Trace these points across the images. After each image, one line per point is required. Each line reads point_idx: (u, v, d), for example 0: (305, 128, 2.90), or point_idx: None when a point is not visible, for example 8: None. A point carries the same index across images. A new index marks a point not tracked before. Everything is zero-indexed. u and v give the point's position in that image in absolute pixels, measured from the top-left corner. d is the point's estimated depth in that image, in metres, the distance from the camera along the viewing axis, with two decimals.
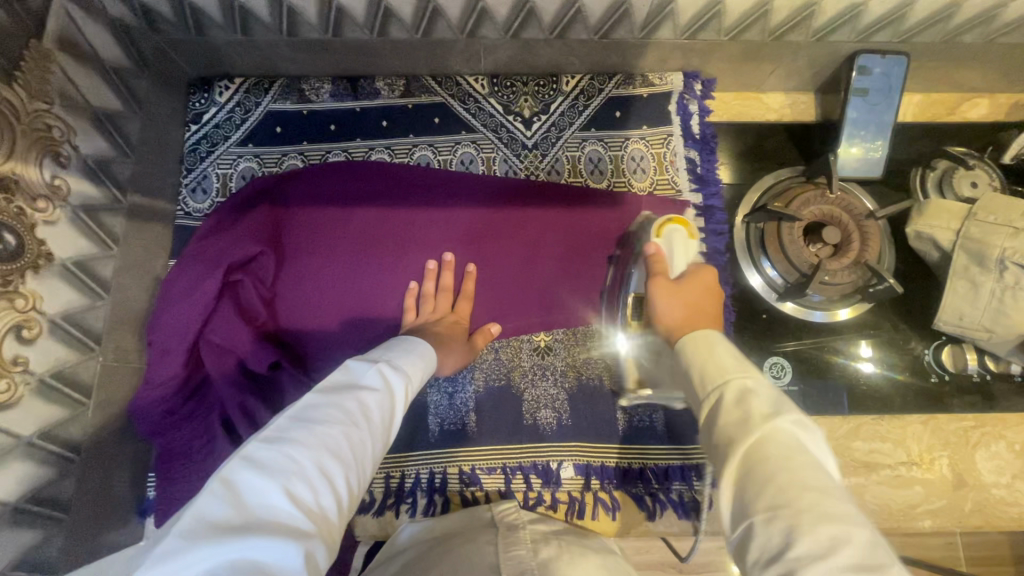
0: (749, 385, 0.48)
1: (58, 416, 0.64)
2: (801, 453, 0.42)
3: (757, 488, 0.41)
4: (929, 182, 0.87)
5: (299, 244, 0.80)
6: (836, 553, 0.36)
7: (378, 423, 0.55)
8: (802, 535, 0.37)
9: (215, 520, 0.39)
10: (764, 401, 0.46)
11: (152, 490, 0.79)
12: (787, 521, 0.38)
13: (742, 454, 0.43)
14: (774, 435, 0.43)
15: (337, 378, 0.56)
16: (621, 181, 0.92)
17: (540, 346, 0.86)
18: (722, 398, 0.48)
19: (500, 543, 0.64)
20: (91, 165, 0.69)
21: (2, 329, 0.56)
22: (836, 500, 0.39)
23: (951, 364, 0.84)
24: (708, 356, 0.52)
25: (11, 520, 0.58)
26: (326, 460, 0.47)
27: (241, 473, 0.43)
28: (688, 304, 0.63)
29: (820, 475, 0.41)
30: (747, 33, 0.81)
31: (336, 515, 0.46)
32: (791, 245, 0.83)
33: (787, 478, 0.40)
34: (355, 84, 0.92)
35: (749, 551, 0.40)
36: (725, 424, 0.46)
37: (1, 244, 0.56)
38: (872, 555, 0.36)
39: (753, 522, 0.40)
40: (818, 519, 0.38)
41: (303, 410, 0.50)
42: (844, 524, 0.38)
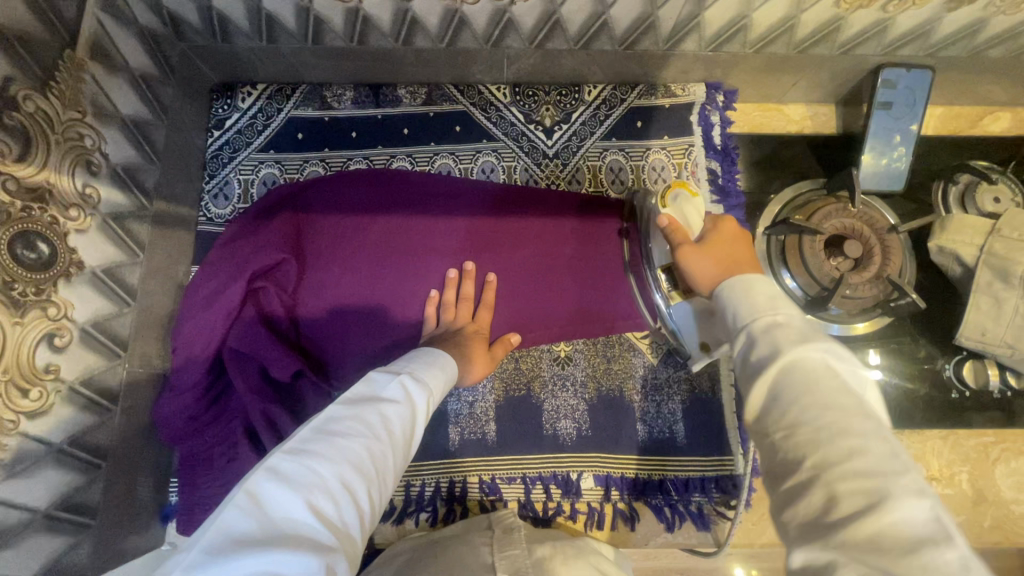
0: (779, 319, 0.43)
1: (87, 423, 0.64)
2: (829, 377, 0.38)
3: (779, 405, 0.38)
4: (951, 197, 0.87)
5: (321, 251, 0.81)
6: (848, 463, 0.33)
7: (399, 435, 0.53)
8: (815, 451, 0.35)
9: (239, 534, 0.38)
10: (795, 333, 0.41)
11: (174, 495, 0.80)
12: (807, 436, 0.36)
13: (771, 380, 0.39)
14: (802, 358, 0.39)
15: (358, 390, 0.56)
16: (642, 191, 0.92)
17: (560, 356, 0.86)
18: (750, 331, 0.43)
19: (493, 545, 0.63)
20: (120, 172, 0.70)
21: (36, 338, 0.56)
22: (858, 418, 0.36)
23: (972, 380, 0.84)
24: (740, 297, 0.47)
25: (42, 527, 0.59)
26: (349, 472, 0.45)
27: (265, 486, 0.41)
28: (720, 258, 0.54)
29: (848, 397, 0.37)
30: (772, 45, 0.81)
31: (359, 532, 0.44)
32: (812, 258, 0.83)
33: (811, 398, 0.37)
34: (377, 91, 0.93)
35: (770, 467, 0.38)
36: (756, 352, 0.42)
37: (36, 254, 0.56)
38: (891, 464, 0.33)
39: (772, 439, 0.38)
40: (835, 432, 0.35)
41: (325, 422, 0.49)
42: (862, 437, 0.34)
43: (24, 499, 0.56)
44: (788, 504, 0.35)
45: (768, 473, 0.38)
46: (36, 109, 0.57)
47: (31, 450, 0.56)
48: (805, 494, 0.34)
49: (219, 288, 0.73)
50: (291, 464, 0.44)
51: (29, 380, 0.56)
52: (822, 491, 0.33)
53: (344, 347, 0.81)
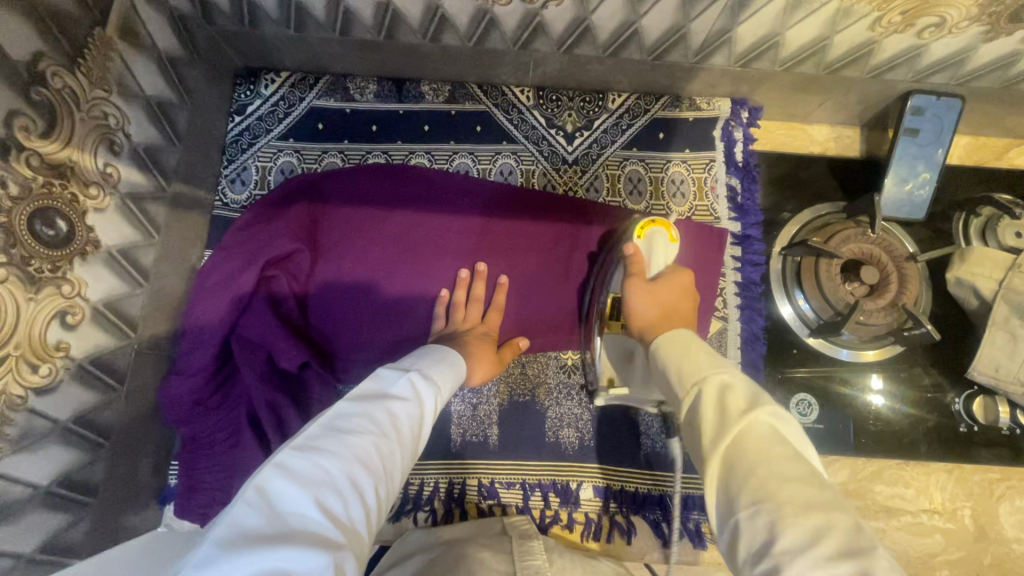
0: (725, 382, 0.47)
1: (94, 402, 0.64)
2: (779, 443, 0.40)
3: (741, 480, 0.39)
4: (971, 230, 0.87)
5: (334, 243, 0.82)
6: (819, 543, 0.34)
7: (407, 433, 0.53)
8: (785, 527, 0.35)
9: (248, 529, 0.38)
10: (742, 396, 0.45)
11: (174, 478, 0.80)
12: (768, 513, 0.37)
13: (723, 454, 0.42)
14: (751, 427, 0.42)
15: (367, 387, 0.55)
16: (660, 204, 0.91)
17: (568, 364, 0.85)
18: (700, 397, 0.47)
19: (514, 553, 0.64)
20: (141, 153, 0.69)
21: (49, 314, 0.56)
22: (811, 485, 0.38)
23: (981, 415, 0.83)
24: (683, 358, 0.52)
25: (43, 503, 0.59)
26: (358, 470, 0.45)
27: (273, 481, 0.41)
28: (662, 304, 0.64)
29: (800, 462, 0.39)
30: (802, 65, 0.80)
31: (366, 530, 0.44)
32: (828, 282, 0.83)
33: (770, 470, 0.39)
34: (401, 85, 0.92)
35: (738, 549, 0.38)
36: (708, 421, 0.45)
37: (54, 230, 0.56)
38: (855, 540, 0.34)
39: (738, 519, 0.38)
40: (800, 509, 0.36)
41: (334, 419, 0.49)
42: (823, 512, 0.36)
43: (26, 475, 0.56)
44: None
45: (739, 555, 0.38)
46: (63, 85, 0.56)
47: (37, 426, 0.56)
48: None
49: (232, 273, 0.74)
50: (299, 460, 0.43)
51: (40, 356, 0.55)
52: (800, 574, 0.33)
53: (352, 340, 0.81)
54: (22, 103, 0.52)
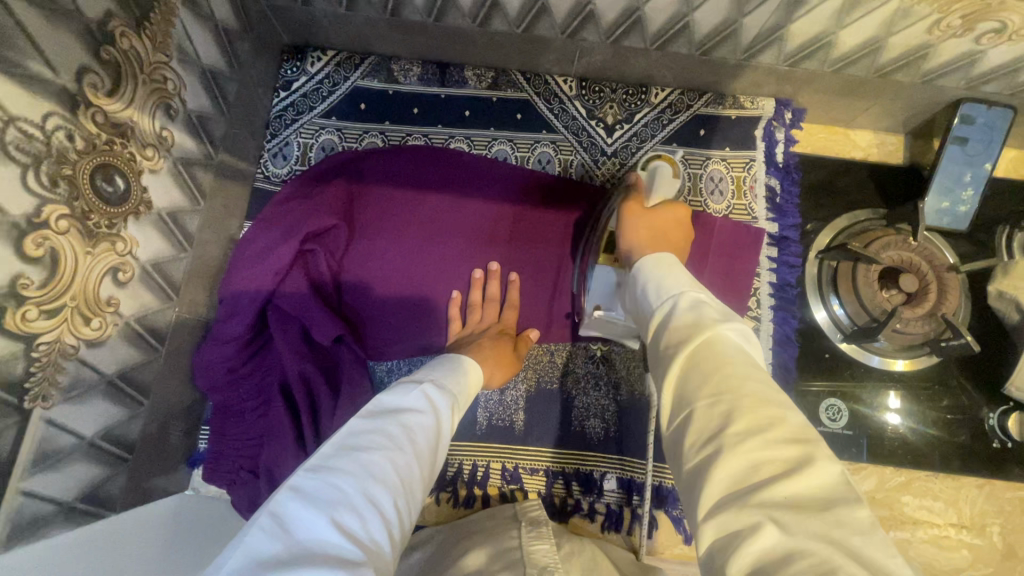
0: (699, 299, 0.47)
1: (136, 359, 0.65)
2: (740, 355, 0.41)
3: (702, 376, 0.40)
4: (1014, 244, 0.85)
5: (371, 222, 0.83)
6: (770, 429, 0.35)
7: (423, 448, 0.52)
8: (740, 416, 0.36)
9: (265, 553, 0.38)
10: (716, 311, 0.46)
11: (204, 442, 0.81)
12: (726, 404, 0.37)
13: (691, 349, 0.43)
14: (715, 335, 0.43)
15: (382, 402, 0.55)
16: (697, 200, 0.91)
17: (596, 355, 0.85)
18: (676, 309, 0.47)
19: (523, 537, 0.65)
20: (193, 119, 0.71)
21: (102, 270, 0.57)
22: (772, 392, 0.38)
23: (1017, 431, 0.81)
24: (666, 275, 0.52)
25: (86, 454, 0.60)
26: (374, 489, 0.44)
27: (288, 505, 0.41)
28: (652, 228, 0.63)
29: (758, 372, 0.40)
30: (853, 67, 0.79)
31: (387, 550, 0.43)
32: (866, 288, 0.82)
33: (730, 369, 0.40)
34: (444, 70, 0.93)
35: (685, 442, 0.38)
36: (678, 328, 0.45)
37: (113, 188, 0.58)
38: (801, 432, 0.35)
39: (693, 410, 0.39)
40: (757, 402, 0.37)
41: (347, 438, 0.49)
42: (777, 407, 0.37)
43: (73, 425, 0.57)
44: (696, 480, 0.35)
45: (684, 446, 0.38)
46: (129, 46, 0.58)
47: (85, 377, 0.57)
48: (727, 459, 0.34)
49: (269, 247, 0.76)
50: (313, 482, 0.43)
51: (92, 309, 0.57)
52: (746, 458, 0.34)
53: (385, 319, 0.82)
54: (92, 61, 0.53)
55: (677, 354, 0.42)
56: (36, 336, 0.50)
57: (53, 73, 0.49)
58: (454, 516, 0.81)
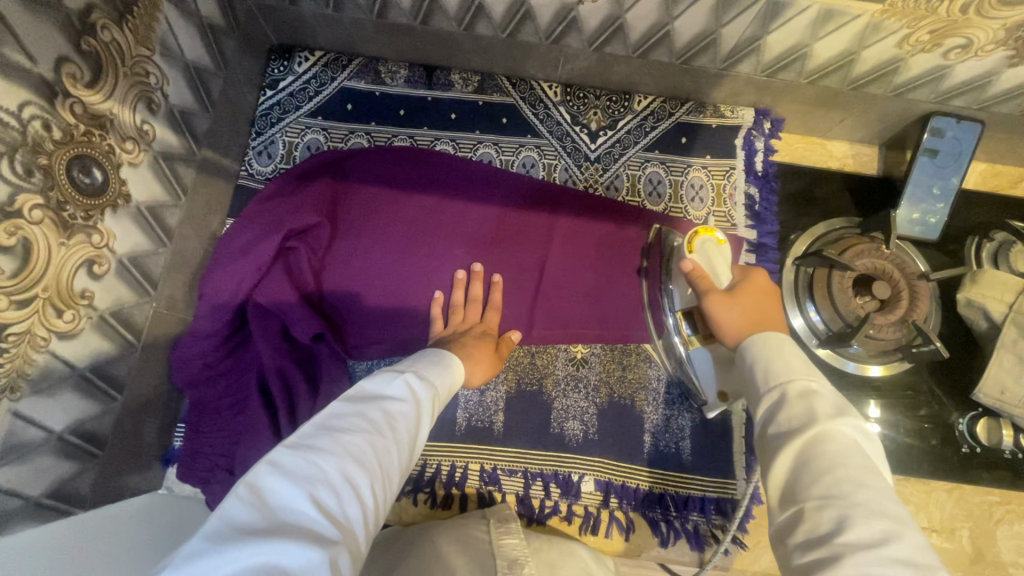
0: (813, 388, 0.49)
1: (110, 354, 0.65)
2: (859, 456, 0.43)
3: (815, 475, 0.43)
4: (984, 255, 0.88)
5: (355, 222, 0.84)
6: (886, 544, 0.38)
7: (404, 433, 0.52)
8: (854, 526, 0.39)
9: (239, 523, 0.38)
10: (829, 405, 0.47)
11: (178, 441, 0.79)
12: (840, 511, 0.40)
13: (802, 447, 0.45)
14: (829, 436, 0.44)
15: (363, 388, 0.55)
16: (678, 207, 0.92)
17: (576, 358, 0.85)
18: (783, 396, 0.49)
19: (492, 530, 0.66)
20: (176, 114, 0.71)
21: (76, 262, 0.57)
22: (888, 504, 0.41)
23: (985, 436, 0.83)
24: (778, 358, 0.53)
25: (55, 449, 0.59)
26: (351, 468, 0.45)
27: (265, 479, 0.42)
28: (748, 310, 0.63)
29: (875, 480, 0.42)
30: (828, 79, 0.81)
31: (362, 529, 0.43)
32: (840, 293, 0.84)
33: (846, 472, 0.42)
34: (431, 72, 0.93)
35: (791, 534, 0.42)
36: (787, 418, 0.47)
37: (90, 180, 0.57)
38: (920, 555, 0.38)
39: (803, 507, 0.42)
40: (872, 513, 0.40)
41: (328, 419, 0.49)
42: (896, 523, 0.40)
43: (42, 418, 0.56)
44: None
45: (792, 540, 0.42)
46: (110, 39, 0.58)
47: (56, 369, 0.56)
48: (841, 565, 0.37)
49: (252, 242, 0.77)
50: (291, 458, 0.44)
51: (65, 301, 0.56)
52: (859, 567, 0.37)
53: (365, 319, 0.82)
54: (72, 52, 0.53)
55: (787, 447, 0.45)
56: (6, 326, 0.50)
57: (31, 62, 0.49)
58: (431, 517, 0.80)
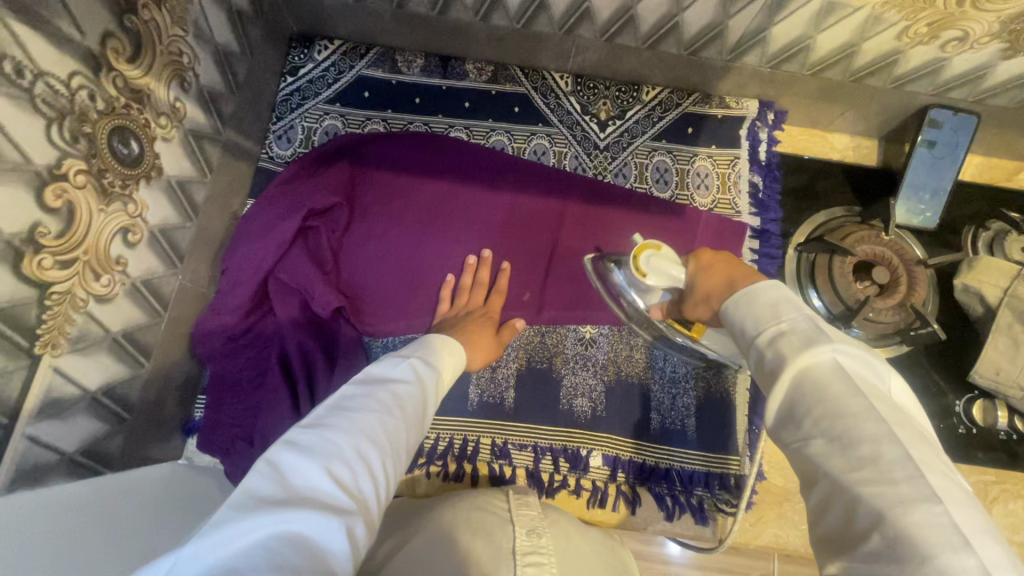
0: (782, 326, 0.46)
1: (139, 321, 0.67)
2: (838, 380, 0.41)
3: (797, 418, 0.42)
4: (981, 244, 0.92)
5: (372, 205, 0.87)
6: (867, 471, 0.37)
7: (410, 415, 0.55)
8: (833, 460, 0.39)
9: (261, 495, 0.40)
10: (798, 340, 0.45)
11: (199, 412, 0.82)
12: (823, 447, 0.40)
13: (782, 397, 0.44)
14: (802, 372, 0.43)
15: (370, 374, 0.58)
16: (684, 194, 0.95)
17: (585, 338, 0.87)
18: (758, 345, 0.47)
19: (511, 502, 0.67)
20: (205, 94, 0.73)
21: (113, 229, 0.59)
22: (871, 422, 0.38)
23: (980, 417, 0.86)
24: (749, 309, 0.50)
25: (88, 408, 0.61)
26: (364, 445, 0.47)
27: (283, 456, 0.44)
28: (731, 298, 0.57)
29: (857, 398, 0.40)
30: (830, 70, 0.85)
31: (376, 502, 0.45)
32: (841, 279, 0.88)
33: (824, 410, 0.41)
34: (446, 62, 0.97)
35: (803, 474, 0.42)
36: (767, 364, 0.46)
37: (128, 151, 0.60)
38: (906, 469, 0.36)
39: (797, 448, 0.42)
40: (852, 442, 0.38)
41: (340, 402, 0.52)
42: (875, 443, 0.37)
43: (78, 376, 0.58)
44: (820, 515, 0.40)
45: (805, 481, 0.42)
46: (150, 18, 0.61)
47: (92, 330, 0.59)
48: (833, 506, 0.38)
49: (275, 221, 0.79)
50: (307, 436, 0.46)
51: (102, 265, 0.59)
52: (844, 504, 0.37)
53: (380, 298, 0.85)
54: (116, 27, 0.56)
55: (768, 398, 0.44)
56: (51, 285, 0.52)
57: (80, 34, 0.52)
58: (443, 489, 0.82)
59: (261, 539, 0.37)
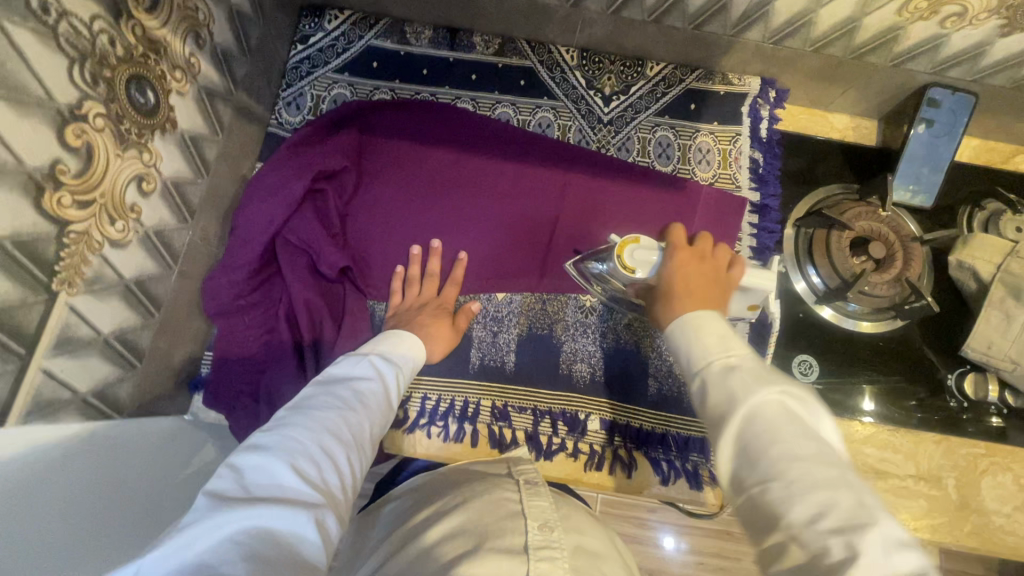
0: (734, 362, 0.52)
1: (151, 271, 0.69)
2: (785, 418, 0.46)
3: (749, 453, 0.46)
4: (976, 221, 0.92)
5: (378, 171, 0.89)
6: (815, 504, 0.41)
7: (373, 407, 0.58)
8: (787, 494, 0.42)
9: (225, 496, 0.43)
10: (749, 374, 0.50)
11: (206, 367, 0.84)
12: (774, 480, 0.43)
13: (734, 430, 0.47)
14: (754, 408, 0.47)
15: (331, 373, 0.61)
16: (686, 169, 0.96)
17: (586, 306, 0.89)
18: (711, 377, 0.52)
19: (521, 491, 0.59)
20: (218, 53, 0.75)
21: (129, 176, 0.61)
22: (816, 460, 0.43)
23: (972, 392, 0.87)
24: (695, 340, 0.56)
25: (101, 351, 0.63)
26: (327, 440, 0.51)
27: (245, 458, 0.47)
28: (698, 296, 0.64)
29: (803, 437, 0.45)
30: (831, 47, 0.86)
31: (342, 492, 0.49)
32: (838, 253, 0.89)
33: (778, 449, 0.44)
34: (454, 34, 0.98)
35: (748, 510, 0.45)
36: (717, 400, 0.50)
37: (145, 101, 0.61)
38: (850, 506, 0.40)
39: (746, 484, 0.45)
40: (801, 479, 0.43)
41: (301, 402, 0.55)
42: (822, 482, 0.42)
43: (93, 318, 0.60)
44: (767, 551, 0.43)
45: (749, 515, 0.45)
46: None
47: (106, 275, 0.61)
48: (785, 534, 0.41)
49: (283, 181, 0.81)
50: (268, 438, 0.49)
51: (117, 211, 0.60)
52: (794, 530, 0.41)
53: (385, 262, 0.87)
54: None
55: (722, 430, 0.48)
56: (70, 223, 0.54)
57: None
58: (444, 448, 0.83)
59: (231, 534, 0.40)
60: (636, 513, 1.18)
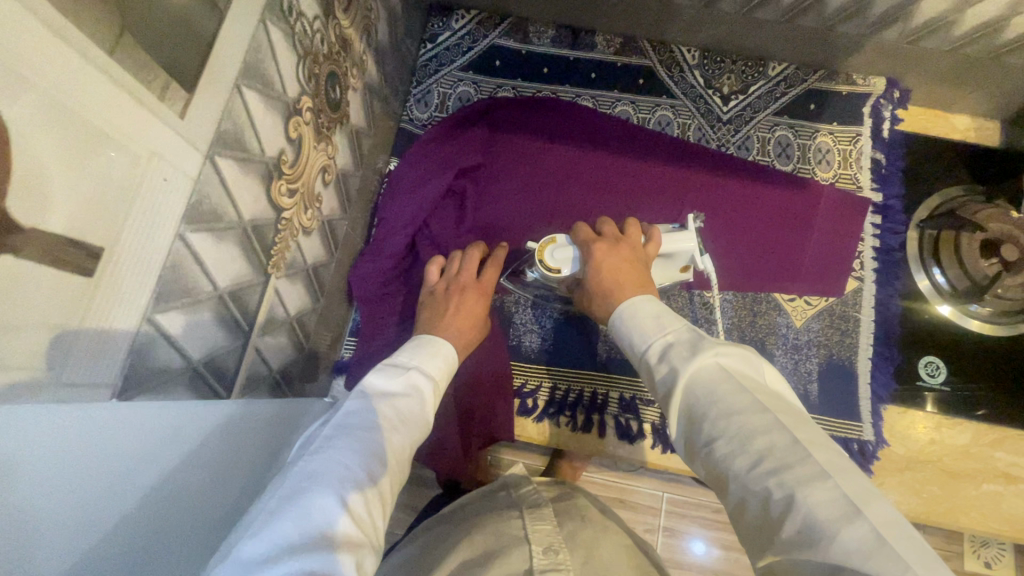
0: (669, 338, 0.50)
1: (322, 257, 0.72)
2: (723, 380, 0.45)
3: (698, 427, 0.45)
4: None
5: (505, 164, 0.90)
6: (762, 463, 0.40)
7: (413, 426, 0.55)
8: (736, 458, 0.41)
9: (276, 542, 0.39)
10: (685, 347, 0.49)
11: (348, 353, 0.87)
12: (722, 447, 0.42)
13: (680, 404, 0.46)
14: (695, 378, 0.46)
15: (374, 382, 0.56)
16: (806, 168, 0.97)
17: (709, 302, 0.92)
18: (650, 356, 0.50)
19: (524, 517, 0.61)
20: (378, 51, 0.78)
21: (318, 168, 0.64)
22: (759, 415, 0.42)
23: None
24: (632, 323, 0.54)
25: (288, 330, 0.66)
26: (373, 470, 0.47)
27: (295, 490, 0.42)
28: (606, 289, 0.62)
29: (740, 394, 0.44)
30: (969, 47, 0.85)
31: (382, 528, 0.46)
32: (965, 255, 0.88)
33: (718, 410, 0.44)
34: (576, 34, 1.00)
35: (714, 484, 0.44)
36: (662, 378, 0.49)
37: (333, 96, 0.65)
38: (795, 454, 0.39)
39: (701, 456, 0.44)
40: (745, 439, 0.41)
41: (347, 419, 0.51)
42: (765, 436, 0.41)
43: (286, 299, 0.63)
44: (737, 516, 0.41)
45: (716, 488, 0.44)
46: None
47: (297, 260, 0.64)
48: (746, 500, 0.40)
49: (424, 178, 0.86)
50: (317, 467, 0.45)
51: (309, 200, 0.64)
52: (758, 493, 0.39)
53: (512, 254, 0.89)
54: None
55: (671, 411, 0.46)
56: (283, 211, 0.58)
57: None
58: (573, 437, 0.86)
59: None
60: (691, 510, 1.07)
